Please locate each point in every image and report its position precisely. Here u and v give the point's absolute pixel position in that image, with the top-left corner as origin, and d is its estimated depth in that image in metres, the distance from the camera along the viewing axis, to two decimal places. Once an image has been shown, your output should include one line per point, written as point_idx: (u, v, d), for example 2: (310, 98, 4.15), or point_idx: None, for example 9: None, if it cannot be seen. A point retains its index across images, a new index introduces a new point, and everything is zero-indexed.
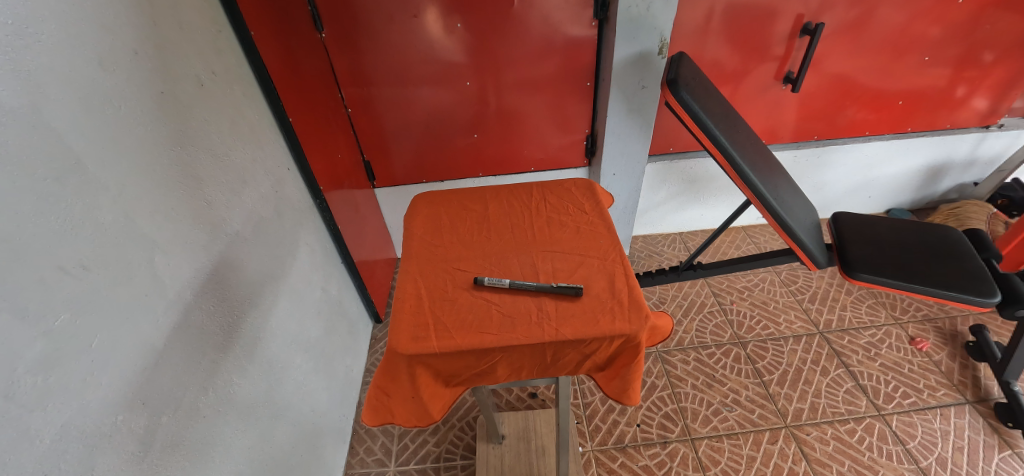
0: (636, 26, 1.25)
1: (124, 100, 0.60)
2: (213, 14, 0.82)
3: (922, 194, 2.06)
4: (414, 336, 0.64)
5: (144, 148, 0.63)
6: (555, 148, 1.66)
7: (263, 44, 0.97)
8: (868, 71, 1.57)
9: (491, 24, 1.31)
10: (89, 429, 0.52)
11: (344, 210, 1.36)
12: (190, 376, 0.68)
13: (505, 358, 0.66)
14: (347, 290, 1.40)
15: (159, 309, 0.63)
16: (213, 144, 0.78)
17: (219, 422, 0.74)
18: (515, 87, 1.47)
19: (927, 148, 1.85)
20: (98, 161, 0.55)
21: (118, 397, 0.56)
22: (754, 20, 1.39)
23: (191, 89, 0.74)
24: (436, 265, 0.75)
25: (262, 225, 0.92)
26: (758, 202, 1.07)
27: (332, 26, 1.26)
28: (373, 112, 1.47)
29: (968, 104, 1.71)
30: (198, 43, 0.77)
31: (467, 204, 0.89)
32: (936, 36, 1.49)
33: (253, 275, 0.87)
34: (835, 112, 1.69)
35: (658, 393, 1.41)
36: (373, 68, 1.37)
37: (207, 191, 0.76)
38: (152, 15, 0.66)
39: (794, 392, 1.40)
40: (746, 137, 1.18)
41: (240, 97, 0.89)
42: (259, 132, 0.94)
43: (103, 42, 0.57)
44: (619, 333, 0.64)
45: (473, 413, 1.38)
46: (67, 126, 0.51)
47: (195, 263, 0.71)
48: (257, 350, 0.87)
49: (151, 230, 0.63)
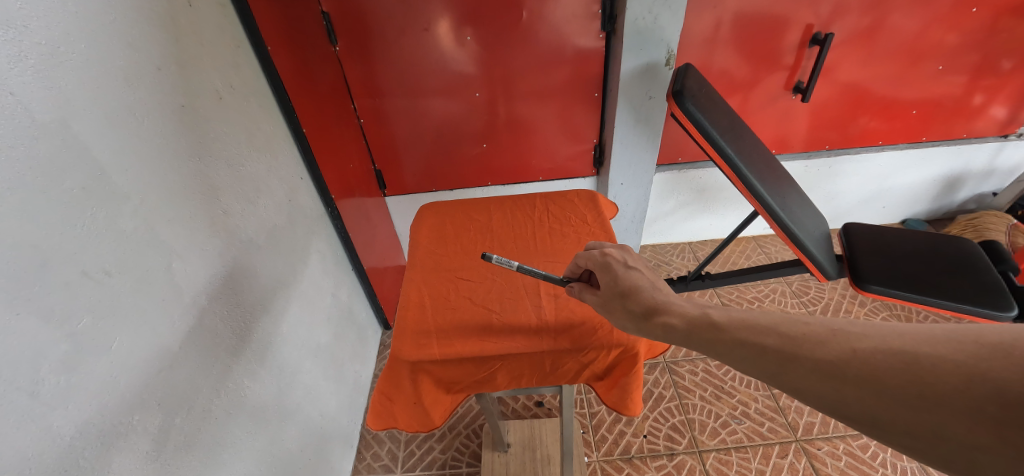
0: (644, 38, 1.27)
1: (146, 112, 0.63)
2: (231, 30, 0.85)
3: (938, 205, 2.03)
4: (417, 343, 0.66)
5: (164, 159, 0.66)
6: (563, 157, 1.67)
7: (279, 57, 1.01)
8: (880, 80, 1.55)
9: (500, 35, 1.33)
10: (108, 427, 0.54)
11: (355, 217, 1.39)
12: (204, 378, 0.70)
13: (505, 366, 0.67)
14: (356, 297, 1.42)
15: (175, 313, 0.65)
16: (229, 156, 0.81)
17: (230, 423, 0.76)
18: (524, 97, 1.49)
19: (944, 158, 1.82)
20: (120, 171, 0.58)
21: (135, 397, 0.58)
22: (763, 30, 1.39)
23: (210, 102, 0.77)
24: (440, 274, 0.77)
25: (275, 233, 0.95)
26: (765, 213, 1.06)
27: (345, 39, 1.30)
28: (384, 122, 1.51)
29: (985, 112, 1.68)
30: (217, 58, 0.80)
31: (471, 213, 0.91)
32: (950, 45, 1.48)
33: (265, 281, 0.90)
34: (847, 121, 1.67)
35: (665, 404, 1.40)
36: (385, 79, 1.40)
37: (222, 200, 0.79)
38: (175, 32, 0.70)
39: (805, 406, 1.38)
40: (753, 147, 1.18)
41: (256, 109, 0.92)
42: (273, 143, 0.98)
43: (128, 58, 0.60)
44: (617, 343, 0.64)
45: (479, 421, 1.39)
46: (94, 139, 0.54)
47: (210, 269, 0.74)
48: (267, 354, 0.89)
49: (169, 237, 0.65)
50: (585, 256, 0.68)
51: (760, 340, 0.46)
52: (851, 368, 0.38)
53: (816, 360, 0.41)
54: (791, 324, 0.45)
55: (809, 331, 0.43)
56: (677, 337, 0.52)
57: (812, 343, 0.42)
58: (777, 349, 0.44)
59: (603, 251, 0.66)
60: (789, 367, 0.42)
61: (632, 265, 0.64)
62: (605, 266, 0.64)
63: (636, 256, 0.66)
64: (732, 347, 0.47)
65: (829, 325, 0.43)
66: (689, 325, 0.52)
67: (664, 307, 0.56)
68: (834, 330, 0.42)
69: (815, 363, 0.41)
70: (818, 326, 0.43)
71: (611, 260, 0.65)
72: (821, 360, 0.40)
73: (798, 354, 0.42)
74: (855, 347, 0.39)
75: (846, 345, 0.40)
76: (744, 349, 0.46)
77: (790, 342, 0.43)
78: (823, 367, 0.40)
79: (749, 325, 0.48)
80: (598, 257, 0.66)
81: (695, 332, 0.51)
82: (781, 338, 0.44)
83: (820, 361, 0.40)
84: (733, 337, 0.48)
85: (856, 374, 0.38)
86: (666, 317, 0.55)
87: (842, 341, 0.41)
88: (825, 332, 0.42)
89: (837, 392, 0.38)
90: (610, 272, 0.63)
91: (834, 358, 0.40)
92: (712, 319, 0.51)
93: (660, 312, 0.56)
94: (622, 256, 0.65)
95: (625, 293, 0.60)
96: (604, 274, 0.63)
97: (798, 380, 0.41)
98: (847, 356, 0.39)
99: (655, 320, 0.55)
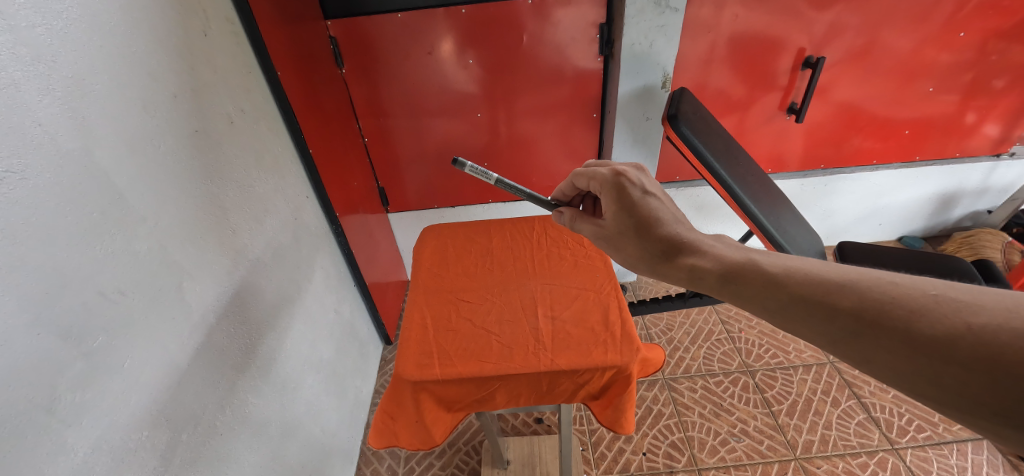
0: (640, 61, 1.31)
1: (162, 138, 0.65)
2: (244, 57, 0.89)
3: (934, 222, 2.05)
4: (420, 363, 0.67)
5: (178, 181, 0.68)
6: (563, 175, 1.71)
7: (289, 80, 1.05)
8: (873, 100, 1.59)
9: (502, 57, 1.37)
10: (118, 444, 0.56)
11: (358, 234, 1.42)
12: (210, 394, 0.72)
13: (503, 386, 0.68)
14: (358, 312, 1.44)
15: (184, 330, 0.67)
16: (239, 177, 0.84)
17: (234, 439, 0.77)
18: (525, 116, 1.52)
19: (938, 177, 1.85)
20: (137, 195, 0.60)
21: (144, 414, 0.60)
22: (757, 52, 1.43)
23: (222, 126, 0.80)
24: (442, 295, 0.79)
25: (281, 251, 0.98)
26: (759, 232, 1.09)
27: (352, 61, 1.35)
28: (388, 141, 1.54)
29: (978, 131, 1.71)
30: (230, 84, 0.84)
31: (473, 236, 0.94)
32: (940, 66, 1.52)
33: (270, 298, 0.92)
34: (842, 140, 1.70)
35: (664, 422, 1.40)
36: (390, 100, 1.44)
37: (232, 220, 0.81)
38: (191, 61, 0.73)
39: (803, 423, 1.38)
40: (747, 168, 1.21)
41: (266, 130, 0.95)
42: (281, 163, 1.01)
43: (147, 87, 0.64)
44: (612, 364, 0.66)
45: (478, 437, 1.39)
46: (115, 165, 0.57)
47: (218, 288, 0.76)
48: (271, 370, 0.90)
49: (180, 257, 0.68)
50: (601, 182, 0.70)
51: (832, 299, 0.43)
52: (959, 348, 0.36)
53: (911, 331, 0.38)
54: (876, 283, 0.42)
55: (900, 295, 0.40)
56: (713, 282, 0.53)
57: (903, 311, 0.39)
58: (858, 312, 0.41)
59: (616, 172, 0.69)
60: (870, 333, 0.40)
61: (652, 197, 0.66)
62: (625, 197, 0.66)
63: (650, 179, 0.70)
64: (789, 304, 0.46)
65: (925, 290, 0.40)
66: (729, 271, 0.52)
67: (692, 250, 0.58)
68: (935, 297, 0.39)
69: (907, 334, 0.38)
70: (909, 290, 0.40)
71: (631, 190, 0.67)
72: (918, 333, 0.38)
73: (882, 320, 0.40)
74: (968, 323, 0.36)
75: (951, 317, 0.37)
76: (811, 306, 0.44)
77: (872, 305, 0.41)
78: (919, 340, 0.38)
79: (810, 280, 0.46)
80: (617, 184, 0.68)
81: (740, 280, 0.51)
82: (861, 300, 0.42)
83: (916, 334, 0.38)
84: (791, 293, 0.46)
85: (965, 356, 0.35)
86: (699, 260, 0.56)
87: (947, 313, 0.38)
88: (922, 298, 0.39)
89: (932, 371, 0.37)
90: (627, 197, 0.66)
91: (935, 333, 0.37)
92: (758, 267, 0.51)
93: (688, 254, 0.58)
94: (640, 183, 0.68)
95: (647, 229, 0.63)
96: (619, 199, 0.67)
97: (881, 351, 0.39)
98: (954, 332, 0.36)
99: (686, 262, 0.57)
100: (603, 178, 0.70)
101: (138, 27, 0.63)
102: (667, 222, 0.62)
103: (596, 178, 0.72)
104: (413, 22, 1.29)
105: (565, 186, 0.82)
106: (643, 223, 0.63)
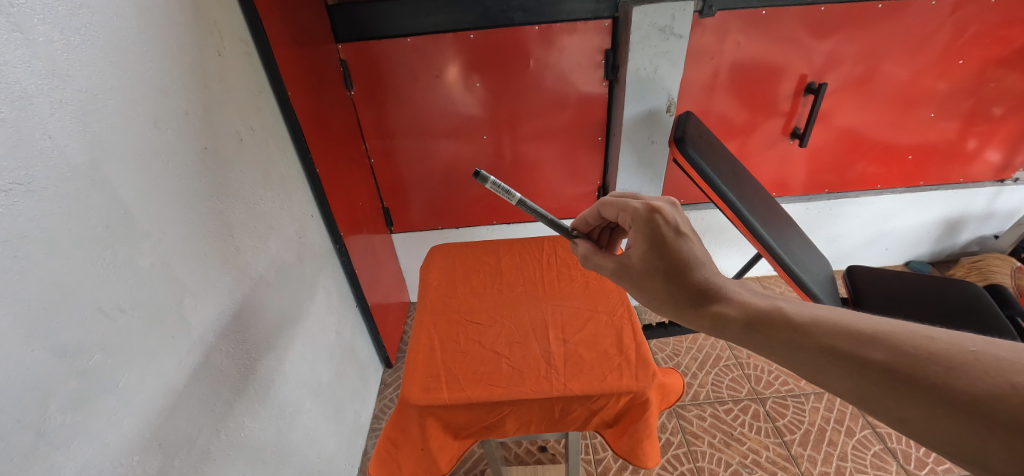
0: (645, 86, 1.33)
1: (170, 154, 0.65)
2: (255, 76, 0.90)
3: (941, 247, 2.04)
4: (427, 387, 0.65)
5: (184, 196, 0.68)
6: (568, 197, 1.70)
7: (299, 99, 1.06)
8: (876, 125, 1.60)
9: (508, 81, 1.39)
10: (106, 468, 0.53)
11: (362, 254, 1.41)
12: (206, 416, 0.70)
13: (514, 412, 0.66)
14: (359, 335, 1.41)
15: (182, 351, 0.65)
16: (246, 194, 0.84)
17: (228, 465, 0.74)
18: (531, 138, 1.53)
19: (942, 202, 1.85)
20: (143, 210, 0.60)
21: (136, 437, 0.57)
22: (760, 78, 1.45)
23: (231, 144, 0.81)
24: (451, 317, 0.78)
25: (284, 270, 0.96)
26: (769, 256, 1.07)
27: (361, 84, 1.37)
28: (394, 162, 1.55)
29: (981, 157, 1.72)
30: (240, 102, 0.84)
31: (482, 256, 0.93)
32: (940, 92, 1.53)
33: (271, 318, 0.90)
34: (846, 165, 1.71)
35: (673, 451, 1.35)
36: (397, 122, 1.46)
37: (236, 238, 0.80)
38: (203, 79, 0.74)
39: (818, 454, 1.34)
40: (753, 191, 1.20)
41: (274, 149, 0.96)
42: (288, 182, 1.01)
43: (160, 105, 0.64)
44: (627, 390, 0.64)
45: (481, 466, 1.34)
46: (123, 180, 0.57)
47: (219, 307, 0.74)
48: (269, 393, 0.88)
49: (182, 274, 0.66)
50: (633, 215, 0.68)
51: (862, 352, 0.42)
52: (1003, 408, 0.33)
53: (949, 389, 0.36)
54: (911, 338, 0.40)
55: (936, 351, 0.38)
56: (737, 331, 0.52)
57: (940, 368, 0.37)
58: (890, 368, 0.39)
59: (650, 206, 0.67)
60: (903, 390, 0.38)
61: (684, 237, 0.64)
62: (657, 235, 0.64)
63: (683, 218, 0.67)
64: (817, 356, 0.44)
65: (964, 347, 0.37)
66: (754, 320, 0.51)
67: (719, 298, 0.57)
68: (974, 354, 0.36)
69: (942, 393, 0.36)
70: (946, 347, 0.38)
71: (663, 228, 0.64)
72: (957, 391, 0.35)
73: (918, 376, 0.38)
74: (1013, 381, 0.34)
75: (995, 376, 0.35)
76: (840, 358, 0.43)
77: (906, 361, 0.39)
78: (958, 400, 0.35)
79: (839, 330, 0.45)
80: (649, 220, 0.65)
81: (766, 329, 0.50)
82: (894, 355, 0.40)
83: (954, 393, 0.35)
84: (820, 345, 0.45)
85: (1012, 418, 0.32)
86: (723, 308, 0.56)
87: (989, 371, 0.35)
88: (959, 355, 0.37)
89: (975, 435, 0.34)
90: (659, 235, 0.64)
91: (976, 391, 0.35)
92: (788, 318, 0.49)
93: (713, 300, 0.57)
94: (673, 220, 0.65)
95: (675, 270, 0.61)
96: (649, 236, 0.64)
97: (917, 409, 0.37)
98: (998, 391, 0.34)
99: (711, 309, 0.57)
100: (636, 212, 0.67)
101: (153, 46, 0.63)
102: (696, 265, 0.61)
103: (628, 210, 0.69)
104: (421, 47, 1.31)
105: (588, 212, 0.81)
106: (671, 264, 0.62)
